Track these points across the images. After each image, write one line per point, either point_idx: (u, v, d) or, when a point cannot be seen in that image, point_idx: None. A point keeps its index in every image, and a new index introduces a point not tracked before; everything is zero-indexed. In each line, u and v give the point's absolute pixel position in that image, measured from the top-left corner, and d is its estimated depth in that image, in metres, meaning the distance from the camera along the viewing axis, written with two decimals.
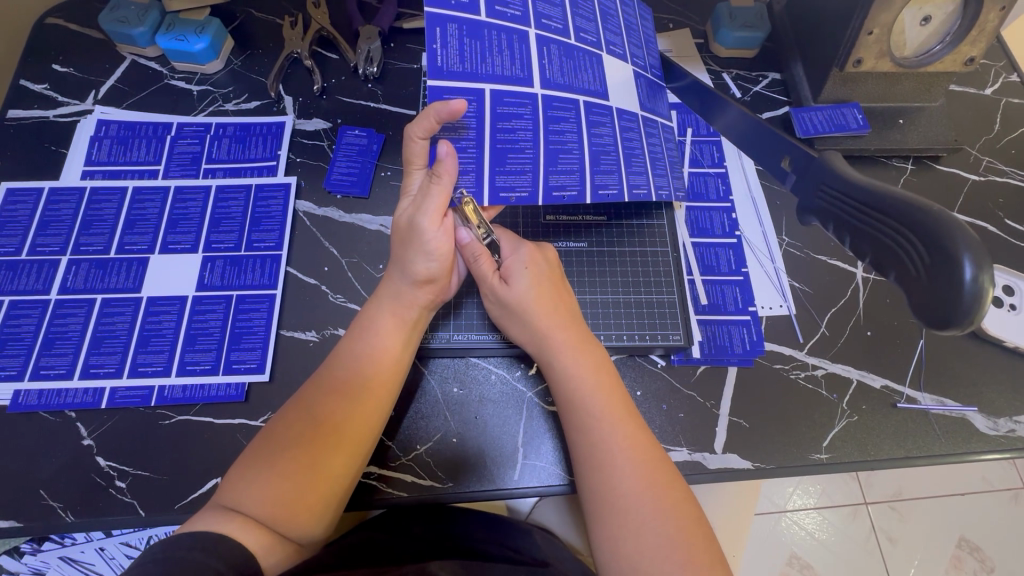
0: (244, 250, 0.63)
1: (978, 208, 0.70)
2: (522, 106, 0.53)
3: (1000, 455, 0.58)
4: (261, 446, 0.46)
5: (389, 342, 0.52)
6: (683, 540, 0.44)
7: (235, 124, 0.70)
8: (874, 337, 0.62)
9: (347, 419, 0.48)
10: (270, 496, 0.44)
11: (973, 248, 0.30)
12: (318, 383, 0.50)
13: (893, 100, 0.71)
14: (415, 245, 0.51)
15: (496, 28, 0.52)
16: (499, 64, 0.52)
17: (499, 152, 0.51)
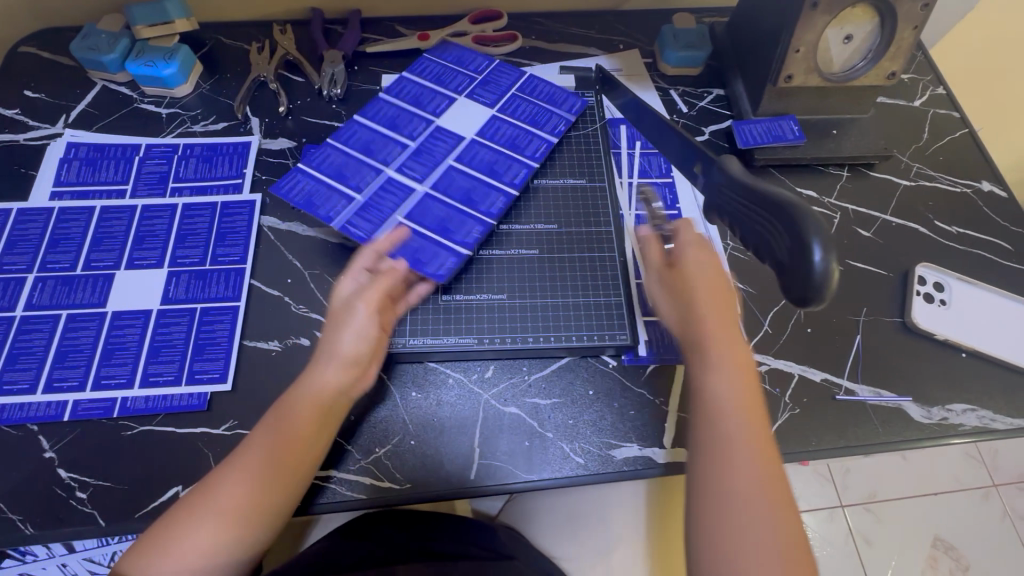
0: (208, 264, 0.65)
1: (910, 211, 0.75)
2: (405, 190, 0.66)
3: (936, 442, 0.61)
4: (202, 490, 0.48)
5: (322, 394, 0.53)
6: (784, 538, 0.44)
7: (202, 145, 0.73)
8: (813, 334, 0.66)
9: (279, 478, 0.49)
10: (212, 542, 0.47)
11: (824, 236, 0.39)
12: (261, 434, 0.51)
13: (826, 112, 0.76)
14: (345, 326, 0.54)
15: (432, 142, 0.70)
16: (326, 189, 0.65)
17: (442, 225, 0.64)
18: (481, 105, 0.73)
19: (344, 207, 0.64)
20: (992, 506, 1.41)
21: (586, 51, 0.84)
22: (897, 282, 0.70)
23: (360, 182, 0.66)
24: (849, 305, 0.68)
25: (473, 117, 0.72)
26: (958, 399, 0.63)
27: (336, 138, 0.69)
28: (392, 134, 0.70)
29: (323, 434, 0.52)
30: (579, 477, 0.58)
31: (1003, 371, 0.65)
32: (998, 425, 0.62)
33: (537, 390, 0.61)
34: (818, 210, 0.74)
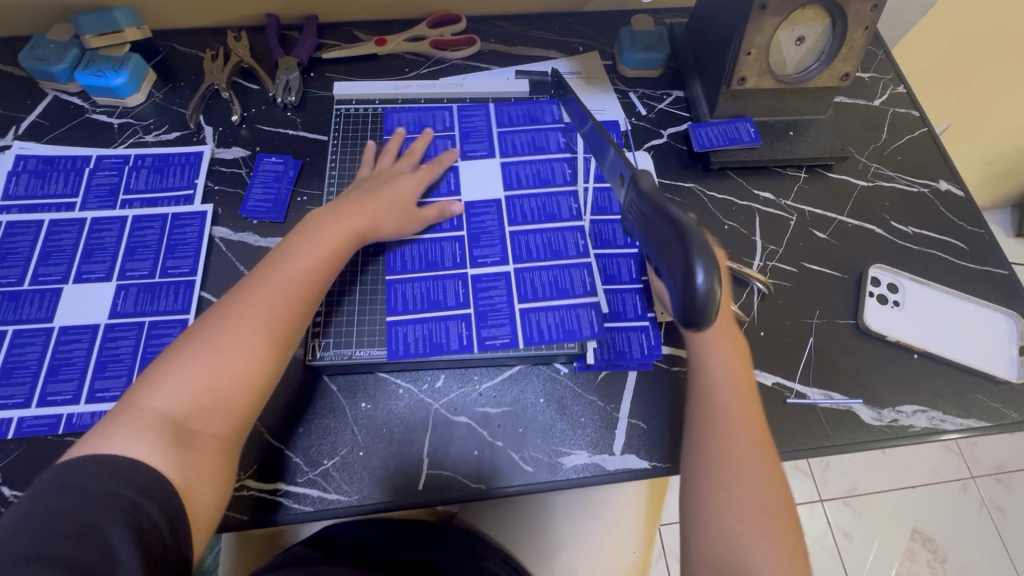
0: (158, 277, 0.65)
1: (866, 211, 0.75)
2: (501, 279, 0.65)
3: (885, 444, 0.61)
4: (166, 359, 0.48)
5: (317, 246, 0.58)
6: (768, 518, 0.48)
7: (153, 155, 0.72)
8: (766, 337, 0.66)
9: (275, 326, 0.52)
10: (188, 404, 0.46)
11: (705, 256, 0.41)
12: (204, 324, 0.51)
13: (782, 114, 0.76)
14: (386, 182, 0.65)
15: (481, 220, 0.68)
16: (439, 323, 0.62)
17: (482, 313, 0.63)
18: (485, 160, 0.72)
19: (468, 331, 0.62)
20: (970, 498, 1.42)
21: (546, 54, 0.84)
22: (851, 284, 0.70)
23: (456, 296, 0.64)
24: (802, 307, 0.68)
25: (491, 174, 0.71)
26: (908, 400, 0.63)
27: (400, 310, 0.63)
28: (438, 235, 0.67)
29: (311, 248, 0.58)
30: (527, 485, 0.58)
31: (954, 372, 0.65)
32: (947, 426, 0.62)
33: (488, 399, 0.61)
34: (774, 212, 0.74)
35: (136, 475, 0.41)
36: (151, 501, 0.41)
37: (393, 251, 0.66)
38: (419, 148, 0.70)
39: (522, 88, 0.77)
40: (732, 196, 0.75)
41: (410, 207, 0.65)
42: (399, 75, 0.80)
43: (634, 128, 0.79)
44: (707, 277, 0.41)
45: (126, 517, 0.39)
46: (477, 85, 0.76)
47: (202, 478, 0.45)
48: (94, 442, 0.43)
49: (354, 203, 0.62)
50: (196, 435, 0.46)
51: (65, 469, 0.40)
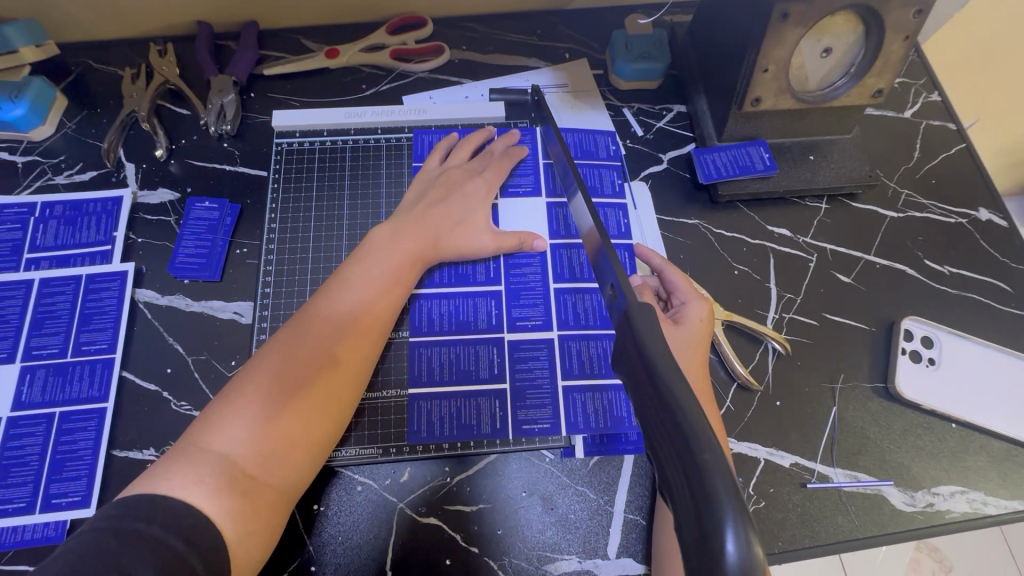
0: (70, 355, 0.55)
1: (896, 248, 0.65)
2: (543, 346, 0.56)
3: (919, 534, 0.53)
4: (237, 380, 0.43)
5: (402, 250, 0.53)
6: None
7: (64, 202, 0.61)
8: (782, 407, 0.57)
9: (354, 351, 0.47)
10: (257, 439, 0.40)
11: (736, 504, 0.24)
12: (282, 340, 0.45)
13: (801, 134, 0.65)
14: (458, 188, 0.58)
15: (518, 276, 0.58)
16: (469, 401, 0.54)
17: (518, 390, 0.55)
18: (530, 198, 0.61)
19: (499, 410, 0.54)
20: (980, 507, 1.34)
21: (527, 63, 0.72)
22: (880, 338, 0.60)
23: (490, 367, 0.55)
24: (824, 369, 0.59)
25: (536, 217, 0.60)
26: (945, 479, 0.55)
27: (424, 382, 0.54)
28: (472, 289, 0.57)
29: (390, 254, 0.52)
30: None
31: (996, 443, 0.57)
32: (990, 509, 0.54)
33: (462, 495, 0.52)
34: (792, 251, 0.64)
35: (185, 527, 0.34)
36: (197, 560, 0.33)
37: (424, 303, 0.56)
38: (477, 141, 0.62)
39: (498, 113, 0.65)
40: (744, 233, 0.65)
41: (483, 215, 0.58)
42: (354, 93, 0.69)
43: (629, 152, 0.68)
44: (744, 548, 0.23)
45: (160, 565, 0.31)
46: (444, 109, 0.64)
47: (255, 529, 0.38)
48: (157, 477, 0.37)
49: (422, 216, 0.55)
50: (262, 476, 0.40)
51: (118, 508, 0.34)
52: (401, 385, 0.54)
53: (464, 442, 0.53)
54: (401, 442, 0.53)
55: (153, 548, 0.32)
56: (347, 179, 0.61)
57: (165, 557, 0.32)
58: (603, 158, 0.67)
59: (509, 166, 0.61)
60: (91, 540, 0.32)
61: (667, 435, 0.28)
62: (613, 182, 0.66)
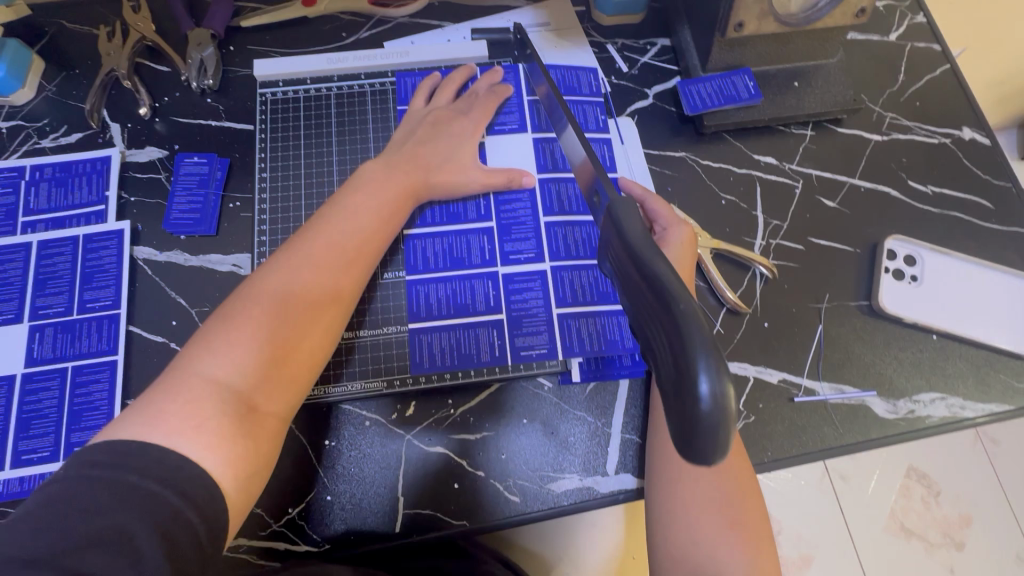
0: (76, 313, 0.56)
1: (880, 172, 0.66)
2: (536, 277, 0.57)
3: (900, 438, 0.56)
4: (219, 325, 0.42)
5: (380, 194, 0.52)
6: (739, 510, 0.44)
7: (52, 164, 0.61)
8: (770, 328, 0.59)
9: (340, 296, 0.47)
10: (250, 381, 0.40)
11: (710, 353, 0.26)
12: (264, 285, 0.44)
13: (785, 61, 0.65)
14: (444, 128, 0.58)
15: (509, 214, 0.59)
16: (468, 332, 0.55)
17: (515, 319, 0.56)
18: (517, 135, 0.61)
19: (498, 338, 0.56)
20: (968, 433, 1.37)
21: (508, 2, 0.71)
22: (864, 258, 0.62)
23: (486, 300, 0.56)
24: (811, 291, 0.61)
25: (523, 153, 0.61)
26: (925, 387, 0.58)
27: (424, 316, 0.56)
28: (464, 227, 0.58)
29: (370, 198, 0.52)
30: (516, 517, 0.52)
31: (976, 352, 0.59)
32: (968, 413, 0.57)
33: (466, 425, 0.55)
34: (778, 178, 0.65)
35: (178, 477, 0.34)
36: (193, 510, 0.34)
37: (415, 242, 0.57)
38: (459, 80, 0.62)
39: (481, 52, 0.64)
40: (730, 163, 0.65)
41: (470, 153, 0.59)
42: (335, 41, 0.68)
43: (615, 89, 0.68)
44: (716, 387, 0.25)
45: (154, 522, 0.32)
46: (426, 51, 0.64)
47: (252, 470, 0.39)
48: (150, 420, 0.36)
49: (412, 154, 0.56)
50: (259, 416, 0.40)
51: (108, 456, 0.33)
52: (401, 320, 0.56)
53: (464, 370, 0.55)
54: (405, 374, 0.55)
55: (146, 501, 0.32)
56: (333, 127, 0.61)
57: (159, 512, 0.32)
58: (585, 95, 0.66)
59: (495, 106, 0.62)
60: (79, 494, 0.32)
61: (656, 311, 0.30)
62: (598, 114, 0.66)
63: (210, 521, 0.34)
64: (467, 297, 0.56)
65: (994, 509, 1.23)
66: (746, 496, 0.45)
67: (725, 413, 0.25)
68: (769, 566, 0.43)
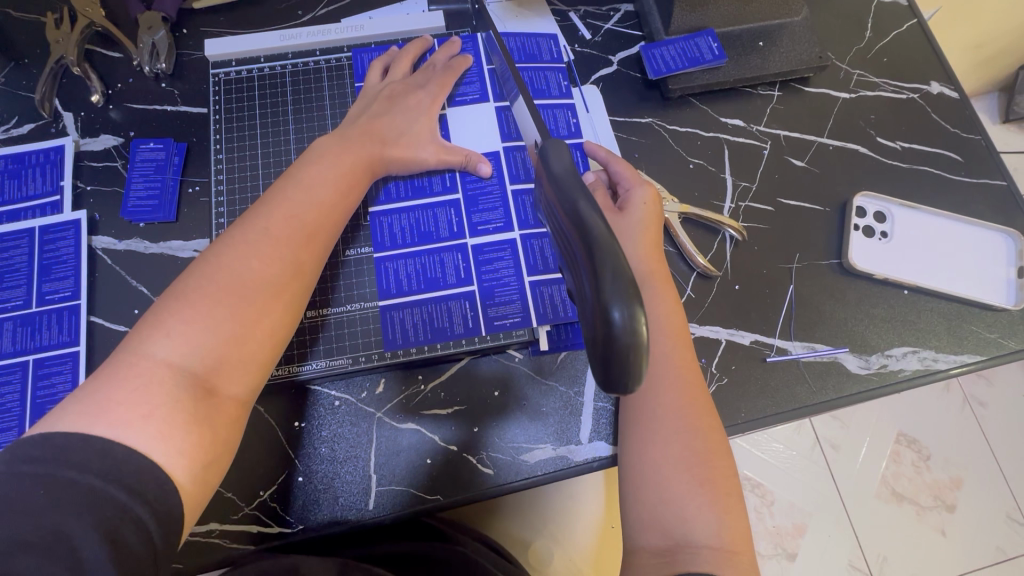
0: (35, 306, 0.55)
1: (849, 129, 0.65)
2: (506, 247, 0.56)
3: (875, 393, 0.56)
4: (165, 307, 0.39)
5: (337, 169, 0.50)
6: (708, 468, 0.44)
7: (4, 156, 0.60)
8: (741, 291, 0.59)
9: (297, 275, 0.44)
10: (203, 366, 0.38)
11: (625, 287, 0.29)
12: (215, 263, 0.42)
13: (749, 21, 0.64)
14: (401, 100, 0.57)
15: (474, 186, 0.58)
16: (439, 306, 0.54)
17: (487, 290, 0.55)
18: (478, 105, 0.60)
19: (470, 310, 0.54)
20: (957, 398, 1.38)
21: None
22: (834, 216, 0.62)
23: (456, 272, 0.55)
24: (781, 252, 0.60)
25: (486, 124, 0.60)
26: (898, 342, 0.58)
27: (394, 293, 0.55)
28: (430, 200, 0.57)
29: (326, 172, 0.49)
30: (490, 490, 0.52)
31: (949, 305, 0.59)
32: (941, 365, 0.57)
33: (437, 400, 0.54)
34: (746, 141, 0.64)
35: (122, 470, 0.32)
36: (143, 507, 0.32)
37: (381, 220, 0.56)
38: (414, 53, 0.61)
39: (438, 23, 0.63)
40: (697, 127, 0.64)
41: (426, 126, 0.57)
42: (290, 20, 0.66)
43: (578, 57, 0.67)
44: (627, 315, 0.29)
45: (98, 521, 0.31)
46: (382, 25, 0.63)
47: (209, 459, 0.37)
48: (92, 412, 0.34)
49: (366, 126, 0.54)
50: (216, 403, 0.38)
51: (44, 450, 0.32)
52: (373, 297, 0.55)
53: (436, 344, 0.53)
54: (376, 351, 0.53)
55: (89, 498, 0.31)
56: (290, 105, 0.60)
57: (95, 506, 0.31)
58: (546, 61, 0.65)
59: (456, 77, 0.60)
60: (16, 492, 0.30)
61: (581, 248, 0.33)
62: (561, 80, 0.64)
63: (164, 516, 0.33)
64: (435, 271, 0.55)
65: (983, 470, 1.24)
66: (715, 453, 0.44)
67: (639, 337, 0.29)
68: (739, 526, 0.43)
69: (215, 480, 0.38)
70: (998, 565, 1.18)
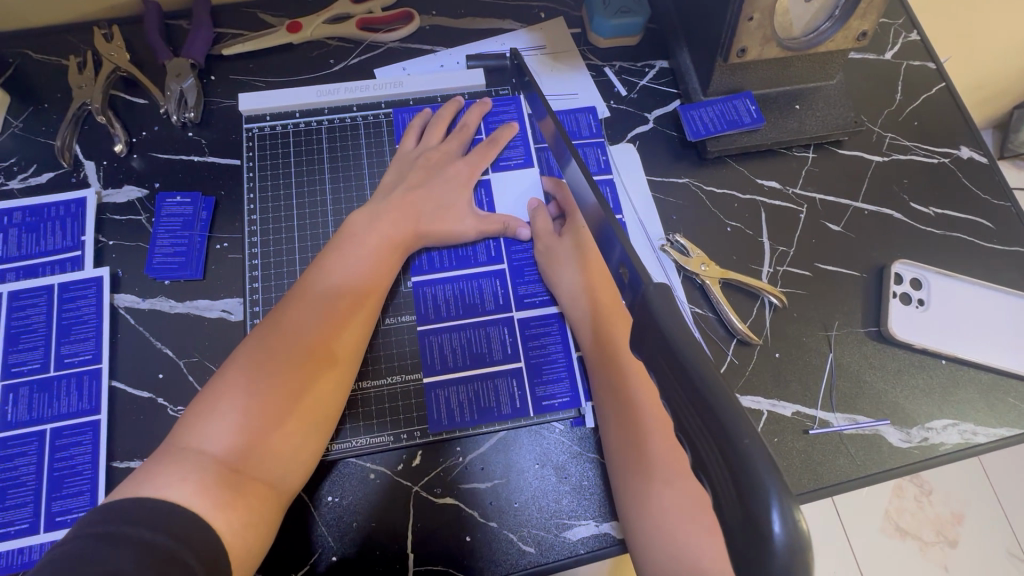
0: (54, 369, 0.52)
1: (883, 193, 0.65)
2: (552, 322, 0.56)
3: (915, 467, 0.56)
4: (210, 384, 0.44)
5: (369, 238, 0.53)
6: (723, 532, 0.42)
7: (22, 208, 0.57)
8: (781, 359, 0.58)
9: (329, 351, 0.47)
10: (235, 444, 0.41)
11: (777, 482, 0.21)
12: (255, 340, 0.46)
13: (786, 84, 0.64)
14: (439, 172, 0.58)
15: (518, 258, 0.58)
16: (486, 383, 0.54)
17: (534, 366, 0.55)
18: (522, 171, 0.61)
19: (518, 388, 0.54)
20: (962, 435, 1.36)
21: (501, 25, 0.68)
22: (871, 282, 0.61)
23: (503, 347, 0.55)
24: (819, 319, 0.60)
25: (526, 189, 0.61)
26: (936, 414, 0.57)
27: (438, 369, 0.54)
28: (475, 271, 0.57)
29: (356, 243, 0.52)
30: (531, 570, 0.50)
31: (986, 376, 0.59)
32: (980, 438, 0.57)
33: (475, 473, 0.52)
34: (782, 203, 0.64)
35: (176, 524, 0.35)
36: (189, 553, 0.35)
37: (423, 290, 0.56)
38: (448, 116, 0.61)
39: (477, 81, 0.64)
40: (734, 189, 0.64)
41: (464, 200, 0.58)
42: (323, 68, 0.65)
43: (614, 114, 0.66)
44: (791, 527, 0.21)
45: (153, 566, 0.32)
46: (420, 80, 0.63)
47: (244, 529, 0.39)
48: (143, 482, 0.38)
49: (402, 202, 0.56)
50: (243, 478, 0.40)
51: (108, 513, 0.35)
52: (416, 370, 0.54)
53: (484, 425, 0.53)
54: (424, 432, 0.53)
55: (144, 549, 0.33)
56: (326, 161, 0.60)
57: None
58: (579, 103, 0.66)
59: (495, 147, 0.61)
60: None
61: (698, 428, 0.24)
62: (593, 130, 0.65)
63: (210, 566, 0.35)
64: (480, 347, 0.55)
65: (986, 509, 1.24)
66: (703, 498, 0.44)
67: (801, 560, 0.21)
68: None
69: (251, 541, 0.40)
70: None
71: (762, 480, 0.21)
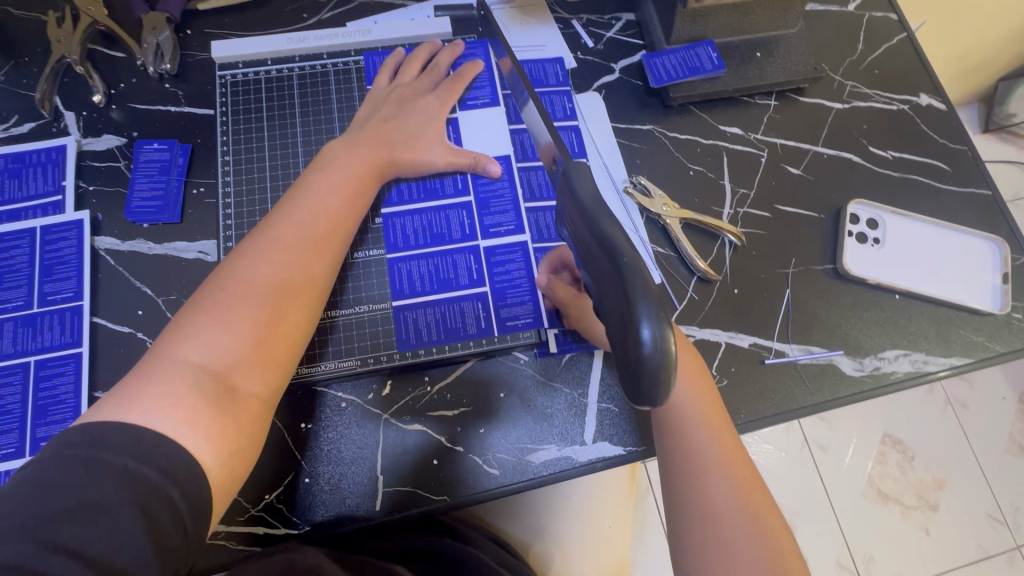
0: (37, 306, 0.55)
1: (842, 138, 0.67)
2: (517, 249, 0.58)
3: (868, 395, 0.58)
4: (187, 311, 0.43)
5: (345, 172, 0.54)
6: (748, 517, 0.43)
7: (5, 155, 0.59)
8: (740, 295, 0.60)
9: (311, 273, 0.49)
10: (223, 360, 0.42)
11: (654, 304, 0.29)
12: (235, 268, 0.46)
13: (748, 32, 0.66)
14: (410, 107, 0.60)
15: (484, 194, 0.60)
16: (452, 306, 0.56)
17: (499, 290, 0.57)
18: (489, 109, 0.63)
19: (482, 311, 0.56)
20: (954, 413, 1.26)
21: None
22: (829, 222, 0.63)
23: (469, 274, 0.57)
24: (777, 257, 0.62)
25: (492, 127, 0.63)
26: (889, 345, 0.59)
27: (407, 294, 0.56)
28: (442, 203, 0.59)
29: (334, 178, 0.53)
30: (496, 491, 0.52)
31: (938, 309, 0.61)
32: (930, 368, 0.59)
33: (443, 401, 0.54)
34: (744, 148, 0.66)
35: (156, 455, 0.35)
36: (173, 487, 0.35)
37: (393, 222, 0.58)
38: (423, 57, 0.63)
39: (444, 29, 0.65)
40: (697, 135, 0.66)
41: (436, 131, 0.60)
42: (296, 22, 0.66)
43: (581, 64, 0.68)
44: (658, 334, 0.28)
45: (136, 498, 0.33)
46: (389, 30, 0.65)
47: (234, 450, 0.40)
48: (126, 402, 0.37)
49: (375, 131, 0.57)
50: (235, 397, 0.42)
51: (82, 436, 0.34)
52: (384, 296, 0.56)
53: (450, 344, 0.55)
54: (391, 351, 0.55)
55: (122, 475, 0.33)
56: (297, 108, 0.62)
57: (142, 497, 0.33)
58: (545, 52, 0.68)
59: (466, 85, 0.63)
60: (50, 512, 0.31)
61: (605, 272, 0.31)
62: (558, 75, 0.66)
63: (194, 498, 0.36)
64: (447, 274, 0.57)
65: (968, 473, 1.23)
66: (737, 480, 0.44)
67: (668, 360, 0.28)
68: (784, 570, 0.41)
69: (233, 473, 0.40)
70: (979, 563, 1.17)
71: (641, 303, 0.29)
